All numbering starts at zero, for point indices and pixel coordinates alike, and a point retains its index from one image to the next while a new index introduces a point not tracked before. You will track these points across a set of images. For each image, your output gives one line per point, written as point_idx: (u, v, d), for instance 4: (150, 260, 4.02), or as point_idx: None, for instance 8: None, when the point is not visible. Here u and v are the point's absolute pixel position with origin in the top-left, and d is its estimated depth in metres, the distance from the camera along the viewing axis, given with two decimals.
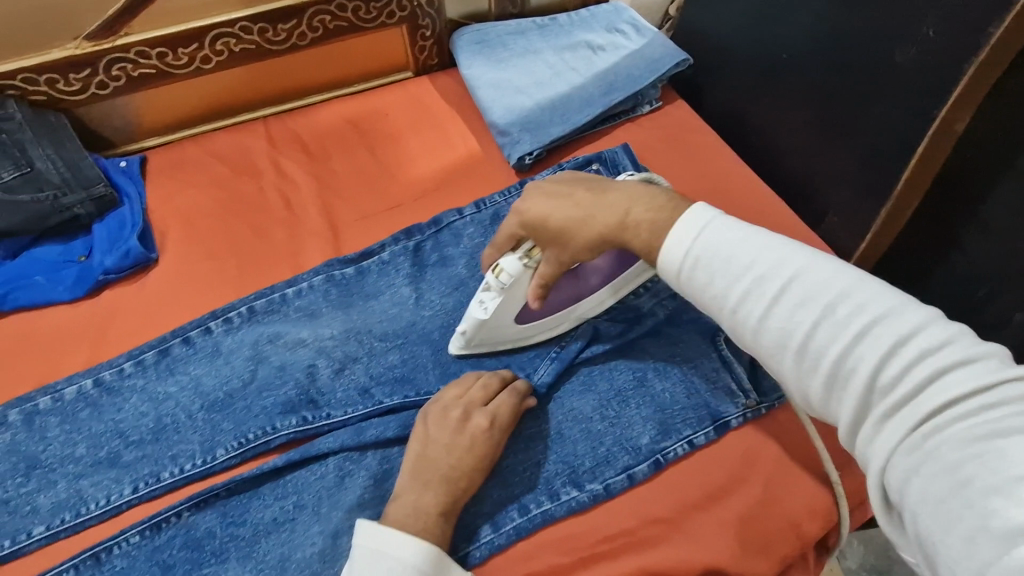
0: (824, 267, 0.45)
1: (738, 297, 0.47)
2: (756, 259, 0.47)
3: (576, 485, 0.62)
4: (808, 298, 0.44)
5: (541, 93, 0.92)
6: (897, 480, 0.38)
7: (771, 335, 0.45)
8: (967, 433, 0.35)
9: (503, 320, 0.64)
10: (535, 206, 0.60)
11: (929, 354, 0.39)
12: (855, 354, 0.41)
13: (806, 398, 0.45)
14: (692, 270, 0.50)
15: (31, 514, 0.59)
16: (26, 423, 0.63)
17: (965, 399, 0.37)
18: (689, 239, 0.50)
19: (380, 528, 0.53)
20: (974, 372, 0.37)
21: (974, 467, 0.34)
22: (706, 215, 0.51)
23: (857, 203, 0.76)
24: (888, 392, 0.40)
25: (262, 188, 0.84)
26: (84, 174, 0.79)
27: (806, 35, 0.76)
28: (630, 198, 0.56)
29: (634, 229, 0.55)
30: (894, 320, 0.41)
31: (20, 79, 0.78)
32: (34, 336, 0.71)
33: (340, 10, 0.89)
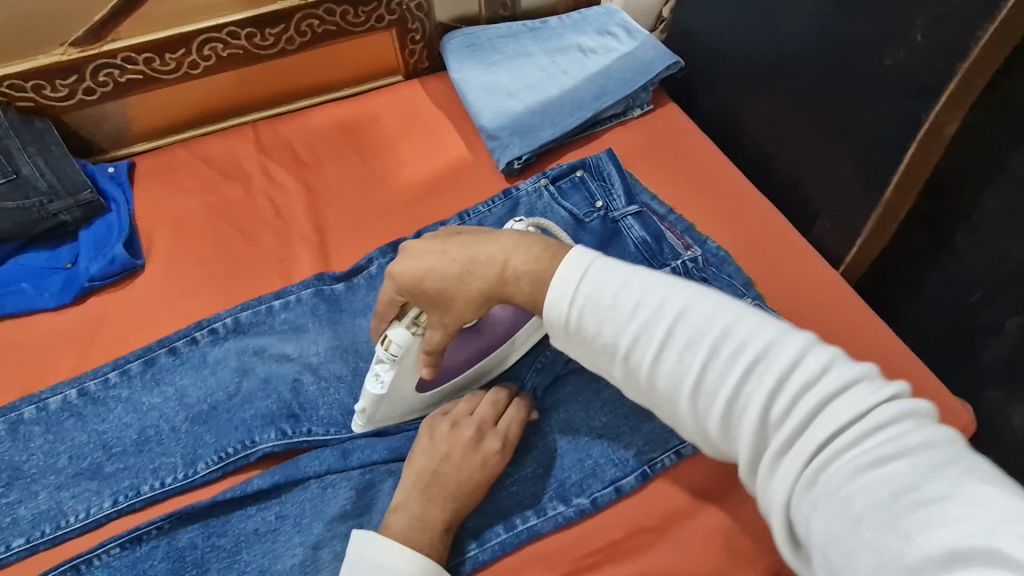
0: (706, 303, 0.45)
1: (628, 343, 0.46)
2: (642, 300, 0.46)
3: (563, 499, 0.61)
4: (694, 336, 0.44)
5: (530, 97, 0.91)
6: (802, 519, 0.37)
7: (663, 378, 0.44)
8: (854, 462, 0.36)
9: (405, 388, 0.61)
10: (405, 267, 0.55)
11: (813, 384, 0.39)
12: (744, 391, 0.41)
13: (705, 438, 0.44)
14: (581, 317, 0.48)
15: (12, 526, 0.59)
16: (9, 433, 0.63)
17: (849, 426, 0.37)
18: (574, 283, 0.48)
19: (384, 540, 0.53)
20: (854, 398, 0.38)
21: (866, 499, 0.34)
22: (588, 257, 0.50)
23: (848, 208, 0.75)
24: (779, 427, 0.39)
25: (250, 195, 0.84)
26: (70, 181, 0.79)
27: (796, 37, 0.75)
28: (505, 251, 0.53)
29: (513, 283, 0.52)
30: (776, 350, 0.41)
31: (6, 86, 0.78)
32: (20, 343, 0.71)
33: (328, 14, 0.89)
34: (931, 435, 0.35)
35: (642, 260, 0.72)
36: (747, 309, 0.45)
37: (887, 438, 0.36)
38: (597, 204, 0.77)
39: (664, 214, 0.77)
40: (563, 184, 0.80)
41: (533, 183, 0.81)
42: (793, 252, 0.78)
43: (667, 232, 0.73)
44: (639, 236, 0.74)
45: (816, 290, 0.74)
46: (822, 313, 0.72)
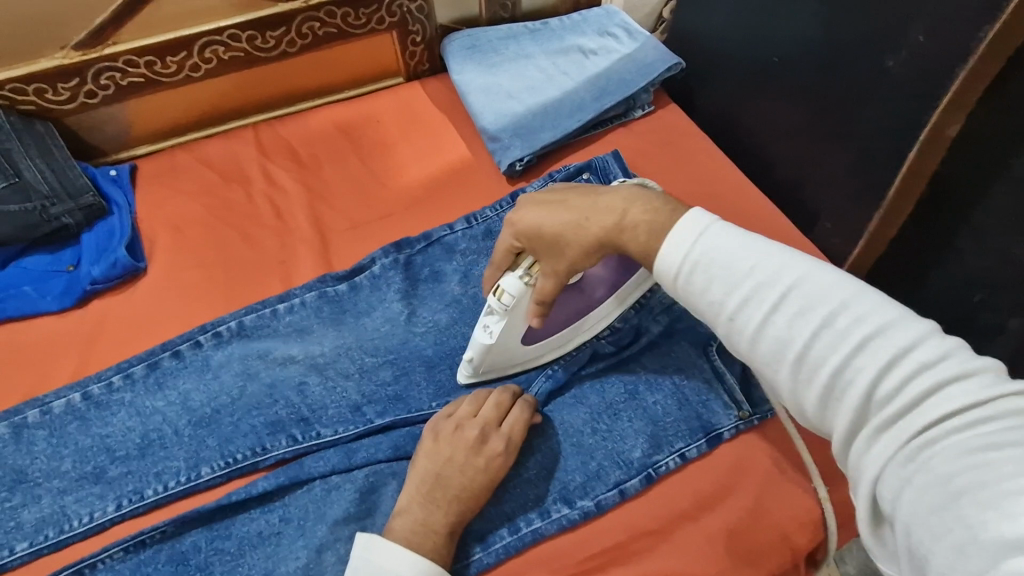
0: (825, 277, 0.44)
1: (736, 303, 0.46)
2: (756, 265, 0.46)
3: (567, 502, 0.61)
4: (808, 306, 0.43)
5: (532, 99, 0.91)
6: (892, 491, 0.37)
7: (768, 344, 0.44)
8: (963, 444, 0.35)
9: (512, 338, 0.62)
10: (526, 215, 0.60)
11: (928, 367, 0.38)
12: (855, 364, 0.40)
13: (802, 409, 0.44)
14: (691, 273, 0.49)
15: (15, 530, 0.59)
16: (13, 437, 0.63)
17: (966, 412, 0.36)
18: (688, 243, 0.49)
19: (383, 543, 0.54)
20: (975, 386, 0.36)
21: (962, 480, 0.33)
22: (705, 220, 0.50)
23: (849, 208, 0.75)
24: (888, 403, 0.39)
25: (252, 197, 0.84)
26: (72, 184, 0.79)
27: (798, 38, 0.75)
28: (624, 202, 0.56)
29: (630, 230, 0.55)
30: (896, 330, 0.40)
31: (8, 89, 0.78)
32: (22, 346, 0.71)
33: (329, 17, 0.89)
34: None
35: None
36: (871, 291, 0.43)
37: (1007, 428, 0.34)
38: None
39: None
40: None
41: (539, 186, 0.81)
42: (795, 252, 0.78)
43: None
44: None
45: None
46: None
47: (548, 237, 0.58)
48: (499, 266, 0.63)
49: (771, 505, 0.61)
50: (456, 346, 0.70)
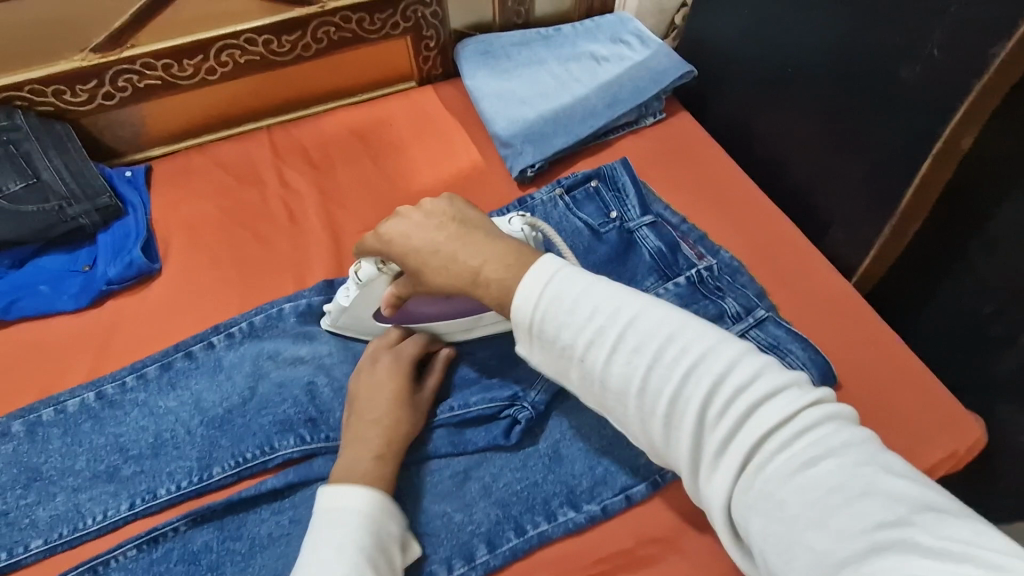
0: (653, 312, 0.45)
1: (585, 345, 0.46)
2: (595, 304, 0.46)
3: (573, 506, 0.62)
4: (642, 342, 0.44)
5: (543, 105, 0.92)
6: (741, 511, 0.40)
7: (613, 381, 0.45)
8: (789, 462, 0.39)
9: (364, 311, 0.67)
10: (399, 228, 0.58)
11: (744, 389, 0.41)
12: (685, 394, 0.42)
13: (648, 440, 0.45)
14: (543, 318, 0.47)
15: (29, 528, 0.60)
16: (29, 435, 0.64)
17: (783, 428, 0.40)
18: (540, 277, 0.48)
19: (332, 492, 0.55)
20: (785, 402, 0.41)
21: (802, 499, 0.37)
22: (551, 259, 0.49)
23: (860, 219, 0.75)
24: (717, 429, 0.41)
25: (266, 199, 0.84)
26: (89, 184, 0.80)
27: (810, 48, 0.75)
28: (479, 258, 0.52)
29: (483, 288, 0.52)
30: (715, 356, 0.43)
31: (27, 91, 0.79)
32: (39, 345, 0.72)
33: (344, 22, 0.89)
34: (847, 434, 0.40)
35: (656, 270, 0.73)
36: (691, 318, 0.46)
37: (815, 440, 0.39)
38: (611, 215, 0.78)
39: (678, 223, 0.78)
40: (577, 194, 0.81)
41: (548, 193, 0.81)
42: (805, 261, 0.78)
43: (681, 242, 0.74)
44: (653, 245, 0.74)
45: (829, 301, 0.75)
46: (838, 324, 0.73)
47: (408, 262, 0.58)
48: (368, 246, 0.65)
49: None
50: (460, 348, 0.71)
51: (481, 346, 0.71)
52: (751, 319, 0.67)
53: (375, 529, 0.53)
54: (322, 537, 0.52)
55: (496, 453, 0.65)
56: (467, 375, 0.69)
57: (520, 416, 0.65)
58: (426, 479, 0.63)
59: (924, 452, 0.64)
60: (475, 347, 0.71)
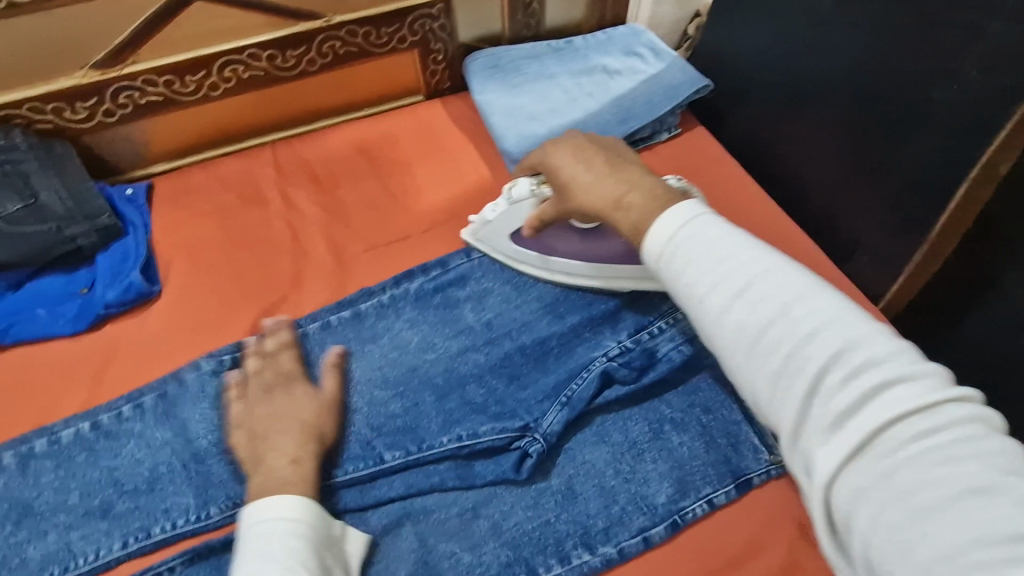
0: (784, 274, 0.44)
1: (706, 286, 0.46)
2: (728, 254, 0.46)
3: (588, 548, 0.59)
4: (767, 294, 0.44)
5: (555, 120, 0.89)
6: (849, 493, 0.37)
7: (727, 330, 0.45)
8: (918, 456, 0.36)
9: (506, 229, 0.73)
10: (555, 156, 0.66)
11: (871, 366, 0.39)
12: (804, 355, 0.41)
13: (753, 398, 0.44)
14: (670, 255, 0.49)
15: (18, 568, 0.57)
16: (20, 468, 0.62)
17: (914, 418, 0.37)
18: (670, 225, 0.49)
19: (257, 504, 0.53)
20: (919, 391, 0.37)
21: (929, 494, 0.34)
22: (691, 209, 0.50)
23: (887, 243, 0.72)
24: (830, 401, 0.39)
25: (269, 218, 0.82)
26: (88, 204, 0.77)
27: (837, 63, 0.72)
28: (627, 184, 0.58)
29: (623, 211, 0.56)
30: (843, 326, 0.41)
31: (26, 108, 0.77)
32: (34, 372, 0.70)
33: (350, 36, 0.87)
34: (996, 441, 0.35)
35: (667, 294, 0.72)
36: (826, 289, 0.44)
37: (951, 440, 0.36)
38: None
39: None
40: None
41: None
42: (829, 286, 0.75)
43: None
44: None
45: None
46: None
47: (558, 181, 0.65)
48: (522, 170, 0.75)
49: (803, 558, 0.58)
50: (466, 372, 0.69)
51: (487, 369, 0.69)
52: None
53: (307, 532, 0.52)
54: (254, 552, 0.50)
55: (507, 487, 0.62)
56: (473, 401, 0.67)
57: (531, 449, 0.63)
58: (432, 516, 0.61)
59: None
60: (481, 373, 0.68)
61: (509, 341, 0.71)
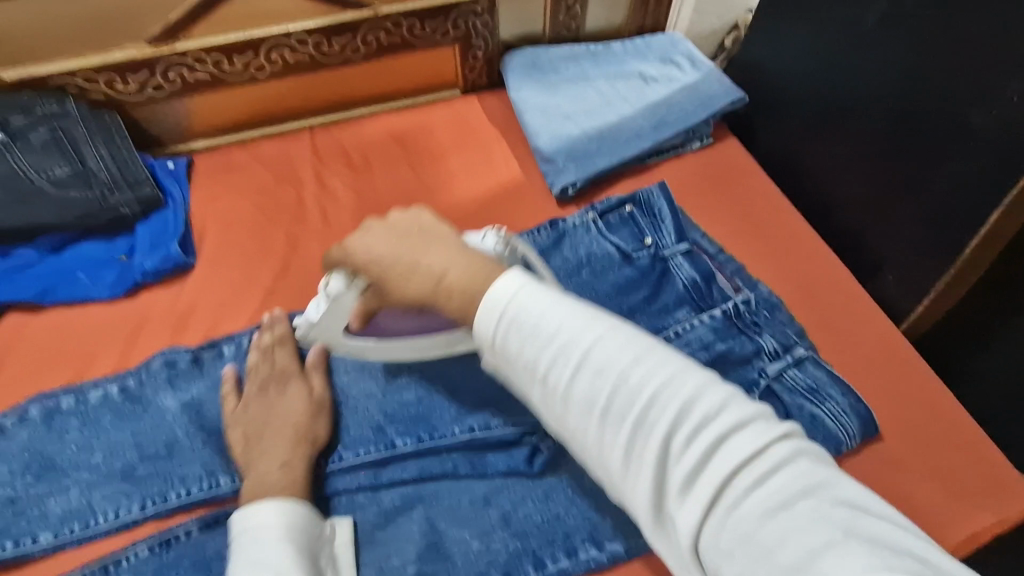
0: (619, 337, 0.44)
1: (549, 366, 0.44)
2: (561, 327, 0.44)
3: (596, 543, 0.60)
4: (604, 360, 0.43)
5: (587, 123, 0.90)
6: (712, 546, 0.37)
7: (578, 406, 0.43)
8: (763, 502, 0.37)
9: (333, 327, 0.62)
10: (358, 245, 0.56)
11: (705, 423, 0.40)
12: (648, 422, 0.40)
13: (609, 472, 0.43)
14: (506, 334, 0.45)
15: (39, 520, 0.60)
16: (46, 421, 0.64)
17: (750, 463, 0.38)
18: (500, 299, 0.46)
19: (248, 510, 0.55)
20: (752, 434, 0.39)
21: (780, 531, 0.35)
22: (518, 277, 0.47)
23: (914, 265, 0.73)
24: (679, 462, 0.39)
25: (302, 200, 0.84)
26: (132, 173, 0.80)
27: (874, 84, 0.73)
28: (445, 261, 0.51)
29: (446, 296, 0.50)
30: (679, 385, 0.41)
31: (81, 78, 0.80)
32: (69, 333, 0.72)
33: (395, 27, 0.89)
34: (814, 472, 0.38)
35: (689, 302, 0.72)
36: (656, 344, 0.44)
37: (783, 476, 0.37)
38: (645, 241, 0.77)
39: (713, 253, 0.77)
40: (611, 218, 0.80)
41: (581, 216, 0.80)
42: (850, 306, 0.76)
43: (717, 273, 0.74)
44: (688, 275, 0.73)
45: (869, 352, 0.72)
46: (881, 380, 0.70)
47: (366, 270, 0.55)
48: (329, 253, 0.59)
49: None
50: (481, 365, 0.69)
51: None
52: (789, 357, 0.68)
53: (294, 535, 0.54)
54: (245, 555, 0.52)
55: (519, 479, 0.63)
56: (485, 393, 0.67)
57: (544, 443, 0.63)
58: (444, 501, 0.61)
59: (968, 515, 0.62)
60: None
61: None
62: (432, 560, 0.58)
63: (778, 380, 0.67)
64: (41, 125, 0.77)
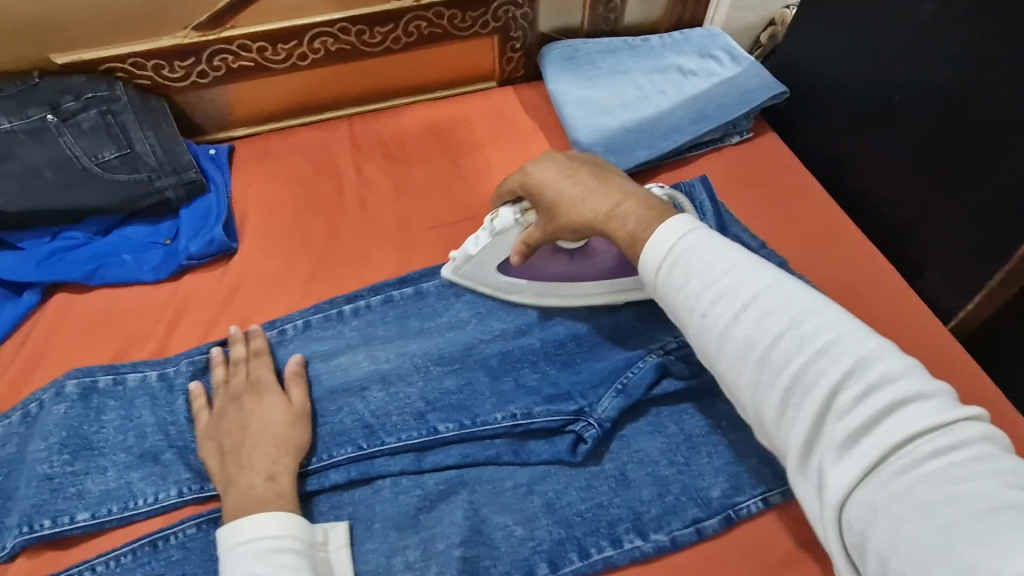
0: (792, 291, 0.46)
1: (712, 303, 0.48)
2: (733, 271, 0.48)
3: (640, 533, 0.59)
4: (775, 310, 0.45)
5: (626, 115, 0.90)
6: (864, 505, 0.38)
7: (735, 346, 0.46)
8: (937, 472, 0.37)
9: (489, 261, 0.68)
10: (537, 173, 0.63)
11: (882, 387, 0.40)
12: (814, 371, 0.42)
13: (763, 415, 0.45)
14: (671, 269, 0.50)
15: (75, 498, 0.59)
16: (82, 399, 0.64)
17: (924, 434, 0.38)
18: (675, 244, 0.51)
19: (238, 523, 0.53)
20: (933, 407, 0.39)
21: (949, 506, 0.36)
22: (687, 224, 0.51)
23: (964, 261, 0.72)
24: (846, 418, 0.41)
25: (341, 188, 0.85)
26: (177, 158, 0.81)
27: (923, 77, 0.72)
28: (615, 195, 0.59)
29: (619, 220, 0.57)
30: (856, 344, 0.42)
31: (129, 63, 0.81)
32: (114, 315, 0.73)
33: (436, 18, 0.89)
34: (1003, 459, 0.37)
35: None
36: (836, 306, 0.46)
37: (958, 454, 0.37)
38: None
39: (755, 247, 0.76)
40: None
41: None
42: (896, 303, 0.75)
43: None
44: None
45: (916, 350, 0.71)
46: (931, 378, 0.69)
47: (542, 201, 0.63)
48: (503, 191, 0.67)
49: None
50: (521, 355, 0.69)
51: (541, 354, 0.69)
52: None
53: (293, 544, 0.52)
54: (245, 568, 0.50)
55: (561, 467, 0.63)
56: (527, 383, 0.67)
57: (586, 433, 0.63)
58: (487, 487, 0.62)
59: None
60: (536, 356, 0.69)
61: (564, 327, 0.71)
62: (475, 544, 0.58)
63: None
64: (92, 108, 0.78)
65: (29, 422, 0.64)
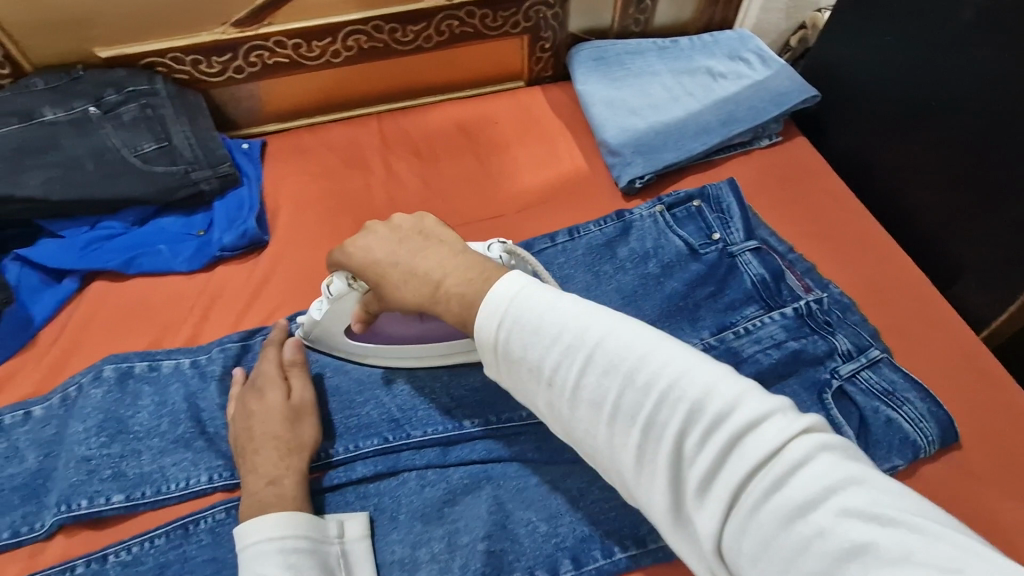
0: (618, 335, 0.42)
1: (556, 368, 0.43)
2: (562, 327, 0.43)
3: (665, 534, 0.59)
4: (610, 363, 0.41)
5: (653, 117, 0.90)
6: (734, 549, 0.36)
7: (586, 410, 0.42)
8: (786, 503, 0.35)
9: (334, 328, 0.64)
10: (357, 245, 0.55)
11: (718, 424, 0.38)
12: (659, 425, 0.39)
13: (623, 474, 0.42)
14: (509, 339, 0.45)
15: (111, 480, 0.61)
16: (119, 384, 0.66)
17: (768, 464, 0.36)
18: (506, 305, 0.45)
19: (251, 524, 0.53)
20: (769, 431, 0.37)
21: (806, 538, 0.34)
22: (517, 284, 0.46)
23: (1000, 269, 0.71)
24: (694, 464, 0.38)
25: (370, 184, 0.86)
26: (212, 152, 0.82)
27: (962, 82, 0.71)
28: (440, 266, 0.50)
29: (444, 302, 0.49)
30: (686, 382, 0.39)
31: (169, 58, 0.83)
32: (149, 303, 0.75)
33: (468, 17, 0.90)
34: (844, 467, 0.35)
35: (756, 299, 0.71)
36: (663, 339, 0.42)
37: (808, 476, 0.35)
38: (713, 236, 0.75)
39: (782, 252, 0.76)
40: (678, 212, 0.78)
41: (647, 210, 0.79)
42: (926, 310, 0.74)
43: (787, 272, 0.72)
44: (757, 273, 0.72)
45: (946, 358, 0.70)
46: (963, 388, 0.68)
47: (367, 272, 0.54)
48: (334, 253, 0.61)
49: None
50: None
51: None
52: (864, 358, 0.65)
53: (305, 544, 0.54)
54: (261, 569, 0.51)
55: (585, 466, 0.63)
56: None
57: None
58: (511, 483, 0.62)
59: None
60: None
61: None
62: (499, 539, 0.58)
63: (853, 381, 0.64)
64: (131, 102, 0.80)
65: (69, 405, 0.66)
